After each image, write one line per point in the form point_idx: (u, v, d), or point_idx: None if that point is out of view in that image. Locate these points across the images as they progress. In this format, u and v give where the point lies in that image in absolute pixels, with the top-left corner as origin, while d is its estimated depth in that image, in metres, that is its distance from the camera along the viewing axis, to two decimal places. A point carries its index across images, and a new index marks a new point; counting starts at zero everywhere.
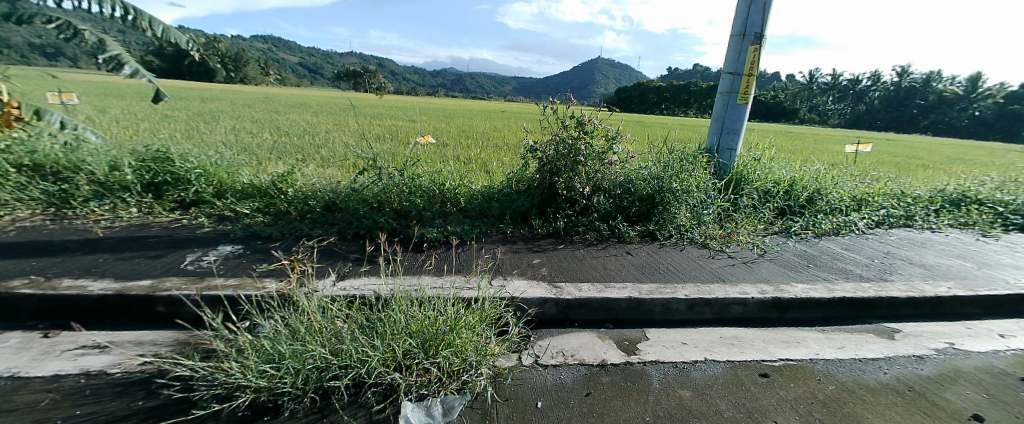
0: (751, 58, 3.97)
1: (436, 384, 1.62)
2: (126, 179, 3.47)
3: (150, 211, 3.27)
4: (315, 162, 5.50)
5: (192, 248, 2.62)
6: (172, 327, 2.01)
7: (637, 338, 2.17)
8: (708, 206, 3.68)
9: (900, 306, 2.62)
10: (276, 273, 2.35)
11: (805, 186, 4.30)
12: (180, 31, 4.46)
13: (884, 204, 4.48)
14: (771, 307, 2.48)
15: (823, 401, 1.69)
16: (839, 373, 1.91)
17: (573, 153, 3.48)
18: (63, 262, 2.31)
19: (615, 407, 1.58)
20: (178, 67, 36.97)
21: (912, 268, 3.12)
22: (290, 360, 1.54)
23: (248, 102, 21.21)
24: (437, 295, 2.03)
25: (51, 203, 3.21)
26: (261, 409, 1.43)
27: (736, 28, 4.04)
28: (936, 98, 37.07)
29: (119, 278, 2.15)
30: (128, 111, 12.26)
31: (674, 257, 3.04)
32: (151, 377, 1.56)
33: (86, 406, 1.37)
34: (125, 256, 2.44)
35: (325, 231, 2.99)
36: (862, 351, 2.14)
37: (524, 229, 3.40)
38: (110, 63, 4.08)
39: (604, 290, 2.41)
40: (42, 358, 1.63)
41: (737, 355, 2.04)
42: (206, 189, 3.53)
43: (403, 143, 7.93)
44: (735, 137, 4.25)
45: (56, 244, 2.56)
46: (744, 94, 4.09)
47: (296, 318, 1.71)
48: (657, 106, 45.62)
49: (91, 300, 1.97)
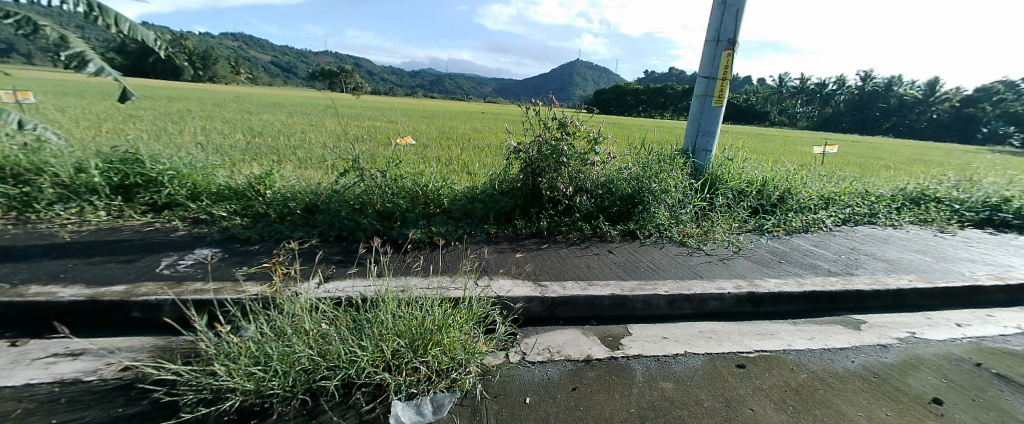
0: (725, 63, 4.13)
1: (425, 383, 1.64)
2: (93, 181, 3.32)
3: (120, 214, 3.14)
4: (293, 163, 5.36)
5: (168, 252, 2.54)
6: (152, 332, 1.95)
7: (621, 334, 2.24)
8: (686, 206, 3.81)
9: (866, 298, 2.78)
10: (258, 276, 2.30)
11: (776, 185, 4.50)
12: (147, 28, 4.28)
13: (849, 202, 4.73)
14: (746, 302, 2.59)
15: (795, 388, 1.80)
16: (810, 363, 2.03)
17: (556, 154, 3.54)
18: (27, 268, 2.21)
19: (601, 401, 1.63)
20: (145, 66, 35.30)
21: (875, 262, 3.32)
22: (278, 362, 1.53)
23: (220, 102, 20.38)
24: (425, 295, 2.04)
25: (12, 207, 3.05)
26: (248, 414, 1.42)
27: (711, 34, 4.18)
28: (897, 102, 39.18)
29: (90, 284, 2.06)
30: (89, 110, 11.62)
31: (655, 255, 3.14)
32: (131, 382, 1.53)
33: (61, 415, 1.32)
34: (96, 261, 2.35)
35: (307, 233, 2.95)
36: (830, 341, 2.28)
37: (507, 229, 3.44)
38: (72, 60, 3.89)
39: (588, 287, 2.47)
40: (12, 367, 1.57)
41: (715, 347, 2.14)
42: (180, 192, 3.41)
43: (383, 144, 7.83)
44: (711, 139, 4.41)
45: (19, 249, 2.44)
46: (719, 97, 4.24)
47: (282, 321, 1.70)
48: (637, 109, 46.61)
49: (62, 306, 1.89)
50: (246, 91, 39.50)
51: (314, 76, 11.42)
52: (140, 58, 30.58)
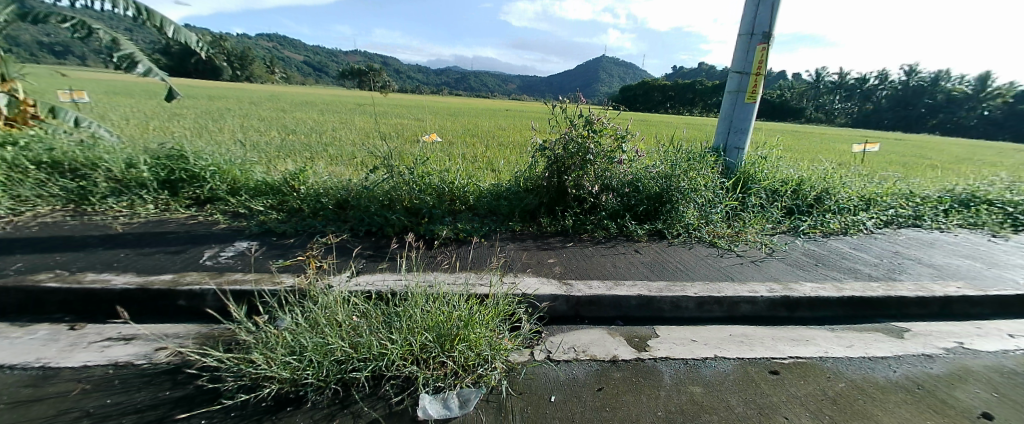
0: (759, 57, 3.96)
1: (451, 377, 1.66)
2: (142, 176, 3.53)
3: (167, 207, 3.33)
4: (325, 160, 5.54)
5: (210, 244, 2.68)
6: (195, 320, 2.06)
7: (648, 335, 2.20)
8: (716, 205, 3.69)
9: (910, 305, 2.62)
10: (293, 269, 2.40)
11: (813, 185, 4.30)
12: (190, 30, 4.49)
13: (892, 204, 4.47)
14: (780, 306, 2.50)
15: (832, 398, 1.72)
16: (848, 371, 1.93)
17: (582, 152, 3.50)
18: (84, 257, 2.37)
19: (627, 402, 1.61)
20: (186, 66, 37.35)
21: (920, 268, 3.12)
22: (312, 352, 1.59)
23: (255, 101, 21.33)
24: (452, 290, 2.07)
25: (71, 199, 3.28)
26: (284, 400, 1.48)
27: (745, 27, 4.02)
28: (945, 98, 36.60)
29: (140, 273, 2.20)
30: (138, 109, 12.42)
31: (683, 256, 3.07)
32: (178, 367, 1.62)
33: (115, 396, 1.42)
34: (145, 251, 2.50)
35: (338, 228, 3.04)
36: (871, 349, 2.16)
37: (532, 227, 3.43)
38: (123, 61, 4.13)
39: (614, 287, 2.44)
40: (72, 349, 1.70)
41: (746, 352, 2.07)
42: (221, 187, 3.58)
43: (410, 141, 7.98)
44: (743, 136, 4.25)
45: (78, 239, 2.62)
46: (752, 93, 4.07)
47: (316, 312, 1.76)
48: (662, 105, 45.44)
49: (115, 293, 2.03)
50: (277, 90, 41.12)
51: (344, 75, 11.74)
52: (181, 59, 32.33)
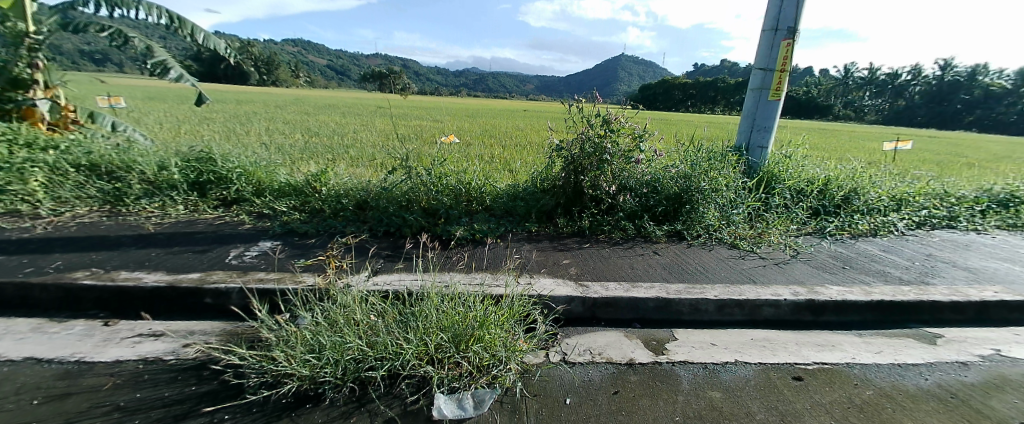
0: (783, 53, 3.84)
1: (466, 377, 1.67)
2: (173, 178, 3.68)
3: (195, 208, 3.45)
4: (346, 162, 5.66)
5: (235, 244, 2.77)
6: (221, 317, 2.13)
7: (666, 338, 2.16)
8: (738, 206, 3.60)
9: (943, 310, 2.49)
10: (314, 268, 2.45)
11: (840, 185, 4.14)
12: (219, 37, 4.65)
13: (925, 204, 4.27)
14: (805, 310, 2.41)
15: (860, 405, 1.64)
16: (877, 378, 1.85)
17: (599, 152, 3.47)
18: (118, 256, 2.49)
19: (644, 406, 1.58)
20: (213, 72, 38.82)
21: (956, 271, 2.97)
22: (330, 351, 1.62)
23: (279, 104, 22.01)
24: (468, 291, 2.08)
25: (107, 201, 3.45)
26: (304, 397, 1.52)
27: (768, 23, 3.91)
28: (981, 91, 34.22)
29: (170, 271, 2.29)
30: (171, 114, 13.00)
31: (703, 257, 3.00)
32: (203, 363, 1.68)
33: (145, 390, 1.48)
34: (175, 251, 2.61)
35: (358, 228, 3.09)
36: (901, 356, 2.06)
37: (549, 228, 3.41)
38: (156, 68, 4.31)
39: (631, 289, 2.41)
40: (105, 345, 1.78)
41: (768, 357, 2.01)
42: (246, 188, 3.70)
43: (428, 142, 8.06)
44: (767, 134, 4.13)
45: (112, 239, 2.74)
46: (776, 90, 3.95)
47: (335, 311, 1.80)
48: (679, 104, 44.59)
49: (146, 291, 2.11)
50: (298, 93, 42.27)
51: (363, 78, 11.96)
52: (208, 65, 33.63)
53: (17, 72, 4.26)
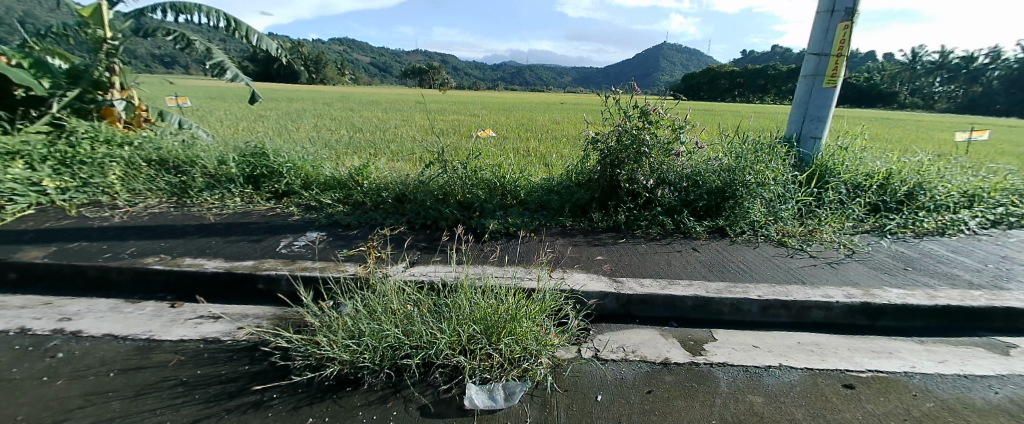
0: (840, 37, 3.55)
1: (498, 369, 1.68)
2: (231, 172, 3.93)
3: (250, 200, 3.69)
4: (386, 156, 5.83)
5: (284, 234, 2.94)
6: (272, 303, 2.28)
7: (703, 338, 2.08)
8: (786, 201, 3.39)
9: (1021, 319, 2.25)
10: (356, 258, 2.56)
11: (902, 179, 3.80)
12: (270, 38, 4.89)
13: (1002, 201, 3.84)
14: (859, 314, 2.25)
15: (918, 418, 1.52)
16: (939, 390, 1.70)
17: (637, 145, 3.36)
18: (183, 243, 2.71)
19: (679, 407, 1.54)
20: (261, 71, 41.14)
21: None
22: (369, 338, 1.69)
23: (322, 101, 23.03)
24: (501, 284, 2.10)
25: (174, 192, 3.74)
26: (344, 381, 1.60)
27: (825, 4, 3.61)
28: None
29: (227, 259, 2.47)
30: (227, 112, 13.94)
31: (746, 255, 2.86)
32: (255, 345, 1.80)
33: (204, 368, 1.61)
34: (231, 239, 2.80)
35: (396, 220, 3.20)
36: (968, 367, 1.88)
37: (583, 222, 3.38)
38: (214, 68, 4.60)
39: (669, 286, 2.34)
40: (172, 324, 1.95)
41: (815, 362, 1.89)
42: (295, 181, 3.89)
43: (463, 137, 8.12)
44: (821, 124, 3.86)
45: (178, 228, 2.99)
46: (832, 76, 3.67)
47: (374, 300, 1.87)
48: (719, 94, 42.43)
49: (206, 276, 2.29)
50: (336, 89, 44.01)
51: (400, 74, 12.21)
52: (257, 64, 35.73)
53: (98, 74, 4.68)
